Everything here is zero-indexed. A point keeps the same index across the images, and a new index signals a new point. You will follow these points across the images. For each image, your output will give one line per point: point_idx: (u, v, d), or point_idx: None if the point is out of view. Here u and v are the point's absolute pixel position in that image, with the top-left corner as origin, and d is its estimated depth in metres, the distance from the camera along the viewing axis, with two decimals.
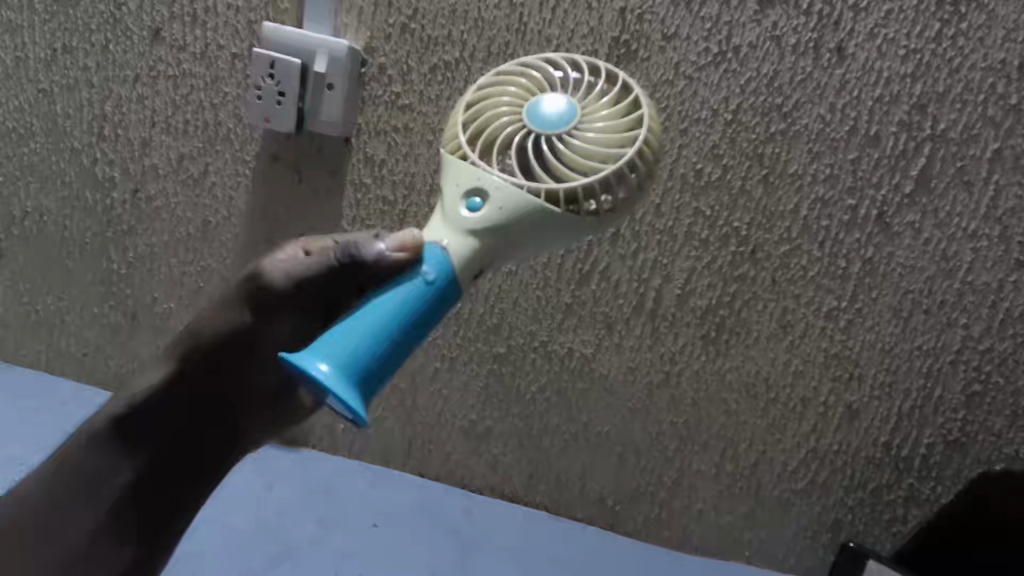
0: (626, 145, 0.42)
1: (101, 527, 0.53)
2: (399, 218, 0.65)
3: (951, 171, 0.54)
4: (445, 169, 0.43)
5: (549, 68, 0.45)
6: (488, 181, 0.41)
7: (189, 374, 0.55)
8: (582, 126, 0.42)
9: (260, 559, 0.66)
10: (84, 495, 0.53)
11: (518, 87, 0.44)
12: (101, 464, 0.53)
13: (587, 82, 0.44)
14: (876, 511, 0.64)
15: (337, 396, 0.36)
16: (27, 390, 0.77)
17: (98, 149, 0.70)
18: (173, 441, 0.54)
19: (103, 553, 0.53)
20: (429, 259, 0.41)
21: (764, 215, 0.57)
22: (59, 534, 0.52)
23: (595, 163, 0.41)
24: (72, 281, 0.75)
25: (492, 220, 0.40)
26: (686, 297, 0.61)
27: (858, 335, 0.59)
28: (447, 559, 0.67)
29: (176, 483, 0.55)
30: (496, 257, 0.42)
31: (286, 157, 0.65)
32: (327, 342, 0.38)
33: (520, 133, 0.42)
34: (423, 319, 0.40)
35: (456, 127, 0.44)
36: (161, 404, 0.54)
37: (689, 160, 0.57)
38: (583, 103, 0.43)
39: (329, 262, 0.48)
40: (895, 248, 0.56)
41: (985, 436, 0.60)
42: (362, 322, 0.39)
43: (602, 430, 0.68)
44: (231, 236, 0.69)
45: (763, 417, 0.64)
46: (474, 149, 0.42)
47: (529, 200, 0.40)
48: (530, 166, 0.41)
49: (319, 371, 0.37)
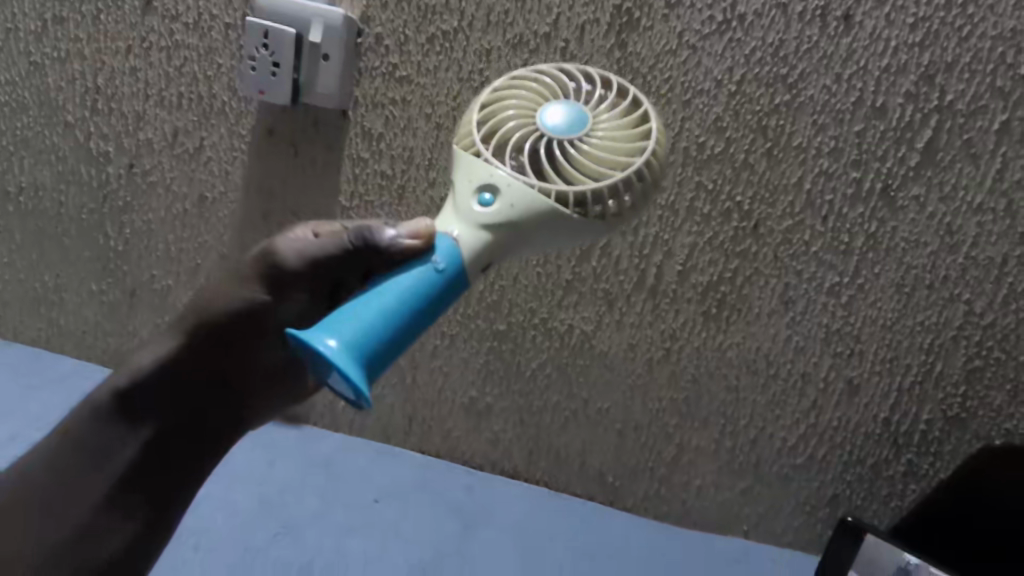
0: (635, 155, 0.42)
1: (103, 505, 0.53)
2: (398, 193, 0.64)
3: (957, 143, 0.53)
4: (456, 164, 0.42)
5: (562, 78, 0.45)
6: (501, 178, 0.40)
7: (193, 348, 0.55)
8: (592, 134, 0.42)
9: (262, 534, 0.66)
10: (89, 471, 0.53)
11: (530, 92, 0.44)
12: (106, 440, 0.54)
13: (599, 94, 0.44)
14: (875, 486, 0.65)
15: (341, 373, 0.36)
16: (28, 367, 0.77)
17: (91, 123, 0.69)
18: (175, 418, 0.55)
19: (104, 533, 0.52)
20: (439, 249, 0.41)
21: (766, 189, 0.57)
22: (61, 511, 0.52)
23: (605, 169, 0.41)
24: (69, 258, 0.74)
25: (502, 216, 0.40)
26: (687, 274, 0.61)
27: (860, 310, 0.59)
28: (449, 535, 0.68)
29: (177, 461, 0.55)
30: (504, 252, 0.42)
31: (281, 131, 0.64)
32: (336, 321, 0.38)
33: (532, 136, 0.42)
34: (432, 306, 0.40)
35: (469, 125, 0.43)
36: (163, 386, 0.55)
37: (691, 133, 0.57)
38: (594, 112, 0.43)
39: (342, 245, 0.48)
40: (899, 223, 0.56)
41: (985, 412, 0.60)
42: (372, 304, 0.39)
43: (603, 406, 0.68)
44: (228, 212, 0.68)
45: (763, 394, 0.64)
46: (487, 146, 0.42)
47: (542, 200, 0.40)
48: (541, 168, 0.41)
49: (326, 347, 0.36)
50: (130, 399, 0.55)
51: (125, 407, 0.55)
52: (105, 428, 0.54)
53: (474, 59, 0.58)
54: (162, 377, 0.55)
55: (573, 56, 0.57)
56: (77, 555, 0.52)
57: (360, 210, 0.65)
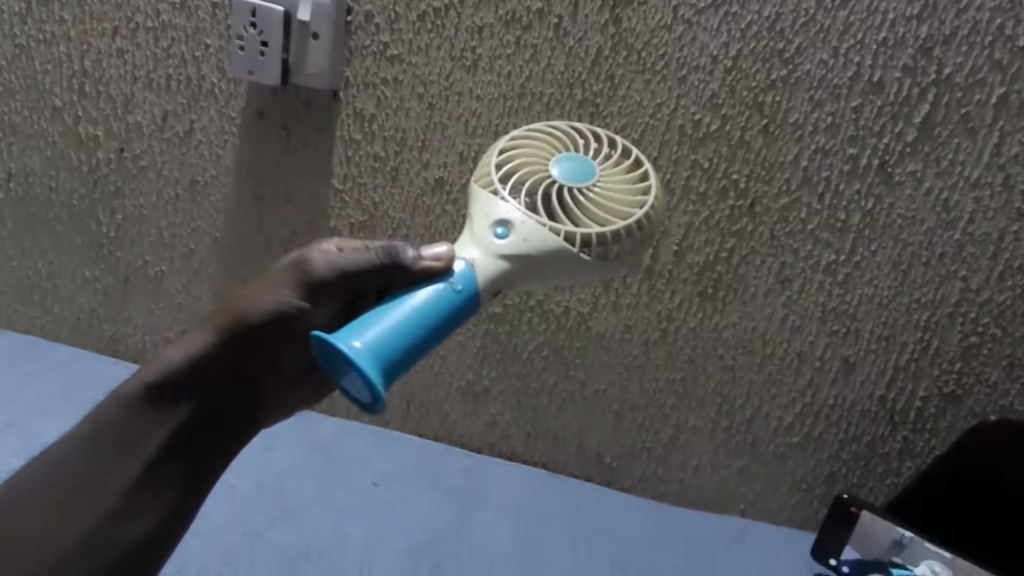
0: (635, 208, 0.44)
1: (133, 488, 0.46)
2: (392, 174, 0.63)
3: (955, 118, 0.53)
4: (474, 201, 0.45)
5: (573, 135, 0.48)
6: (516, 215, 0.43)
7: (221, 345, 0.50)
8: (599, 186, 0.44)
9: (263, 517, 0.65)
10: (115, 453, 0.46)
11: (543, 143, 0.47)
12: (132, 421, 0.48)
13: (606, 152, 0.47)
14: (870, 463, 0.65)
15: (361, 373, 0.36)
16: (24, 355, 0.77)
17: (79, 107, 0.68)
18: (196, 411, 0.49)
19: (133, 517, 0.45)
20: (459, 272, 0.43)
21: (763, 166, 0.56)
22: (79, 503, 0.45)
23: (609, 218, 0.43)
24: (62, 245, 0.74)
25: (517, 249, 0.42)
26: (684, 254, 0.60)
27: (857, 289, 0.59)
28: (447, 517, 0.67)
29: (199, 453, 0.49)
30: (514, 283, 0.44)
31: (271, 113, 0.63)
32: (358, 326, 0.39)
33: (545, 183, 0.44)
34: (447, 323, 0.41)
35: (488, 165, 0.45)
36: (187, 386, 0.49)
37: (687, 110, 0.56)
38: (602, 168, 0.46)
39: (369, 261, 0.48)
40: (895, 199, 0.56)
41: (980, 388, 0.60)
42: (393, 314, 0.40)
43: (600, 388, 0.68)
44: (220, 196, 0.68)
45: (760, 373, 0.64)
46: (504, 185, 0.44)
47: (554, 239, 0.42)
48: (551, 211, 0.43)
49: (350, 347, 0.37)
50: (151, 394, 0.48)
51: (145, 399, 0.48)
52: (122, 417, 0.47)
53: (466, 37, 0.58)
54: (185, 379, 0.49)
55: (566, 33, 0.56)
56: (100, 548, 0.44)
57: (352, 192, 0.64)
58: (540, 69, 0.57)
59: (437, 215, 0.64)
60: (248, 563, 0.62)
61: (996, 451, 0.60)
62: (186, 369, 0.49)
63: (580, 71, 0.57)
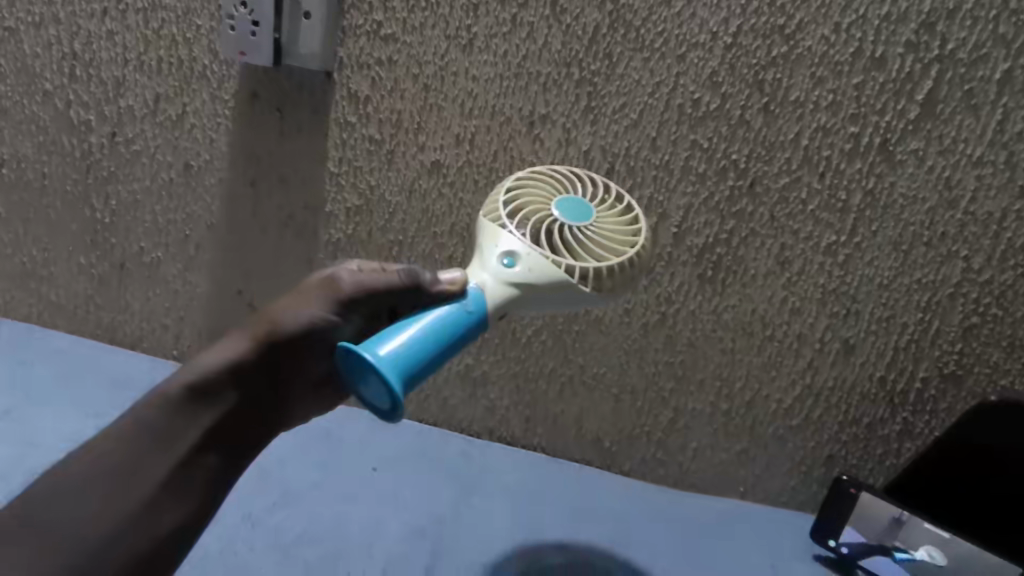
0: (626, 247, 0.49)
1: (166, 481, 0.44)
2: (387, 158, 0.62)
3: (958, 95, 0.52)
4: (483, 235, 0.49)
5: (571, 180, 0.53)
6: (521, 247, 0.47)
7: (255, 355, 0.49)
8: (595, 226, 0.49)
9: (264, 506, 0.64)
10: (151, 446, 0.45)
11: (545, 185, 0.51)
12: (168, 414, 0.46)
13: (601, 197, 0.52)
14: (870, 444, 0.65)
15: (386, 379, 0.40)
16: (21, 342, 0.76)
17: (70, 91, 0.67)
18: (234, 405, 0.48)
19: (165, 511, 0.44)
20: (470, 293, 0.47)
21: (763, 146, 0.56)
22: (114, 495, 0.42)
23: (603, 254, 0.48)
24: (56, 231, 0.73)
25: (522, 277, 0.46)
26: (683, 236, 0.60)
27: (857, 269, 0.58)
28: (446, 501, 0.66)
29: (228, 449, 0.48)
30: (518, 307, 0.48)
31: (265, 95, 0.62)
32: (381, 339, 0.43)
33: (547, 222, 0.49)
34: (459, 339, 0.45)
35: (496, 203, 0.50)
36: (227, 385, 0.48)
37: (687, 89, 0.55)
38: (597, 210, 0.50)
39: (392, 281, 0.51)
40: (897, 177, 0.55)
41: (982, 368, 0.60)
42: (412, 328, 0.44)
43: (599, 372, 0.67)
44: (215, 180, 0.67)
45: (759, 355, 0.63)
46: (511, 220, 0.49)
47: (555, 271, 0.46)
48: (553, 243, 0.48)
49: (375, 355, 0.41)
50: (191, 392, 0.47)
51: (184, 399, 0.46)
52: (158, 416, 0.46)
53: (461, 15, 0.57)
54: (224, 382, 0.48)
55: (563, 10, 0.55)
56: (120, 557, 0.41)
57: (348, 175, 0.64)
58: (536, 48, 0.56)
59: (434, 198, 0.63)
60: (248, 547, 0.60)
61: (991, 430, 0.59)
62: (224, 372, 0.48)
63: (577, 49, 0.56)
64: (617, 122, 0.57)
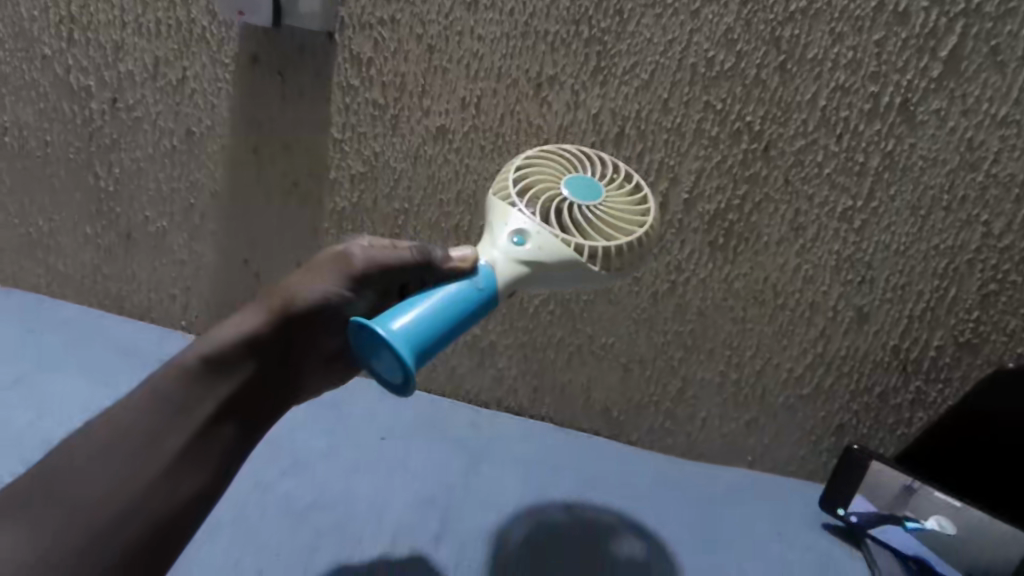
0: (635, 227, 0.48)
1: (183, 453, 0.44)
2: (392, 123, 0.61)
3: (984, 51, 0.50)
4: (493, 213, 0.49)
5: (581, 158, 0.52)
6: (530, 225, 0.47)
7: (272, 329, 0.49)
8: (603, 206, 0.48)
9: (275, 476, 0.64)
10: (167, 418, 0.45)
11: (554, 164, 0.51)
12: (182, 387, 0.46)
13: (611, 176, 0.51)
14: (882, 413, 0.64)
15: (398, 354, 0.41)
16: (29, 312, 0.76)
17: (69, 56, 0.66)
18: (250, 374, 0.48)
19: (184, 481, 0.44)
20: (481, 271, 0.47)
21: (779, 107, 0.54)
22: (133, 466, 0.43)
23: (611, 234, 0.47)
24: (60, 200, 0.73)
25: (531, 255, 0.46)
26: (694, 202, 0.58)
27: (873, 236, 0.57)
28: (455, 469, 0.66)
29: (242, 421, 0.48)
30: (527, 285, 0.48)
31: (266, 58, 0.61)
32: (393, 313, 0.43)
33: (556, 200, 0.48)
34: (470, 314, 0.45)
35: (506, 181, 0.49)
36: (244, 357, 0.48)
37: (700, 47, 0.53)
38: (606, 189, 0.50)
39: (404, 257, 0.50)
40: (917, 139, 0.53)
41: (998, 336, 0.59)
42: (424, 303, 0.44)
43: (607, 341, 0.67)
44: (218, 147, 0.66)
45: (770, 324, 0.62)
46: (521, 198, 0.48)
47: (563, 250, 0.46)
48: (562, 223, 0.47)
49: (388, 330, 0.41)
50: (207, 363, 0.47)
51: (200, 370, 0.47)
52: (174, 387, 0.46)
53: None
54: (241, 354, 0.48)
55: None
56: (140, 525, 0.42)
57: (352, 142, 0.63)
58: (544, 5, 0.54)
59: (440, 164, 0.62)
60: (261, 516, 0.60)
61: (1008, 398, 0.58)
62: (240, 345, 0.48)
63: (586, 6, 0.54)
64: (627, 83, 0.55)
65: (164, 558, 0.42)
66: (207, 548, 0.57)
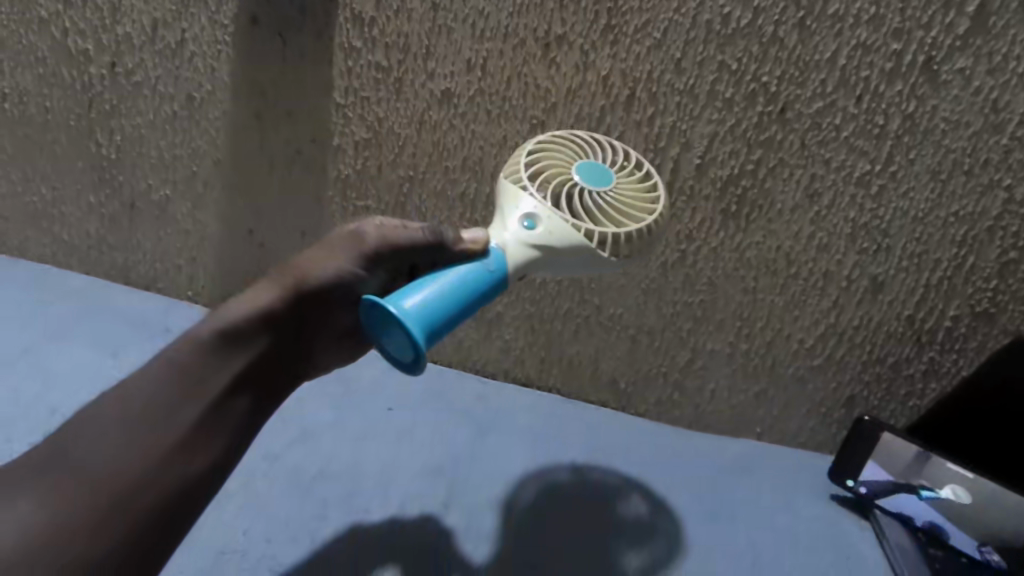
0: (645, 214, 0.47)
1: (195, 427, 0.44)
2: (396, 87, 0.60)
3: (1013, 5, 0.47)
4: (504, 196, 0.48)
5: (592, 144, 0.50)
6: (541, 209, 0.46)
7: (287, 305, 0.49)
8: (614, 192, 0.47)
9: (286, 446, 0.64)
10: (180, 391, 0.44)
11: (565, 150, 0.49)
12: (195, 360, 0.45)
13: (622, 163, 0.50)
14: (894, 384, 0.63)
15: (410, 332, 0.40)
16: (38, 284, 0.75)
17: (66, 18, 0.64)
18: (265, 348, 0.48)
19: (195, 455, 0.43)
20: (492, 254, 0.46)
21: (797, 66, 0.52)
22: (143, 439, 0.42)
23: (621, 220, 0.46)
24: (62, 168, 0.72)
25: (541, 240, 0.45)
26: (706, 168, 0.57)
27: (890, 202, 0.55)
28: (463, 441, 0.66)
29: (256, 395, 0.48)
30: (537, 269, 0.47)
31: (266, 19, 0.59)
32: (404, 292, 0.42)
33: (567, 185, 0.47)
34: (481, 294, 0.44)
35: (518, 164, 0.48)
36: (259, 331, 0.48)
37: (715, 3, 0.51)
38: (616, 175, 0.49)
39: (416, 238, 0.49)
40: (940, 101, 0.51)
41: (1017, 306, 0.58)
42: (435, 283, 0.43)
43: (615, 312, 0.66)
44: (220, 113, 0.65)
45: (782, 294, 0.61)
46: (532, 182, 0.47)
47: (574, 235, 0.45)
48: (573, 207, 0.46)
49: (399, 308, 0.40)
50: (223, 337, 0.46)
51: (215, 344, 0.46)
52: (188, 360, 0.45)
53: None
54: (257, 328, 0.47)
55: None
56: (150, 498, 0.41)
57: (355, 107, 0.61)
58: None
59: (445, 130, 0.60)
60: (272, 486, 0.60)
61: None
62: (255, 320, 0.47)
63: None
64: (639, 42, 0.54)
65: (176, 531, 0.42)
66: (218, 516, 0.57)
